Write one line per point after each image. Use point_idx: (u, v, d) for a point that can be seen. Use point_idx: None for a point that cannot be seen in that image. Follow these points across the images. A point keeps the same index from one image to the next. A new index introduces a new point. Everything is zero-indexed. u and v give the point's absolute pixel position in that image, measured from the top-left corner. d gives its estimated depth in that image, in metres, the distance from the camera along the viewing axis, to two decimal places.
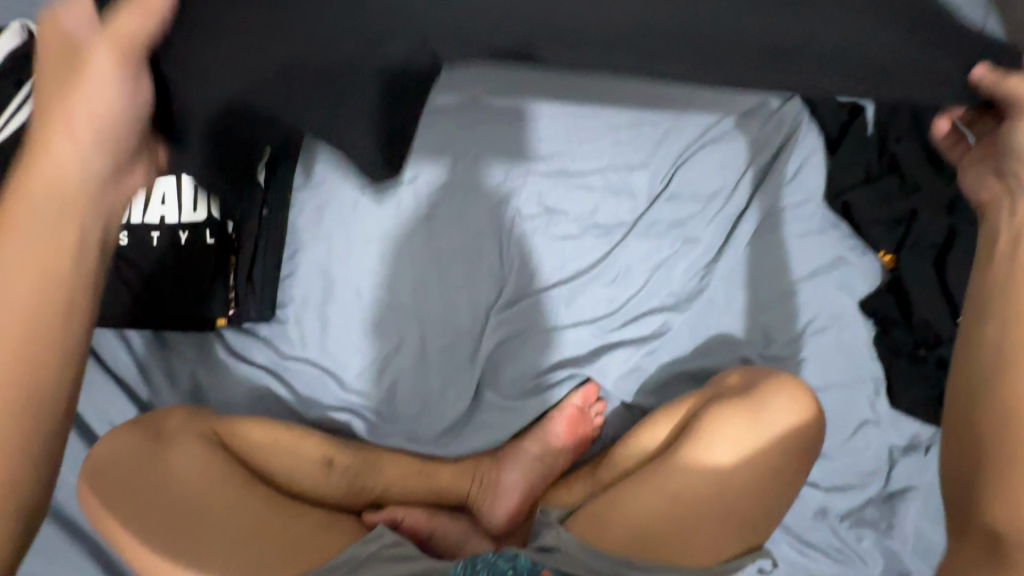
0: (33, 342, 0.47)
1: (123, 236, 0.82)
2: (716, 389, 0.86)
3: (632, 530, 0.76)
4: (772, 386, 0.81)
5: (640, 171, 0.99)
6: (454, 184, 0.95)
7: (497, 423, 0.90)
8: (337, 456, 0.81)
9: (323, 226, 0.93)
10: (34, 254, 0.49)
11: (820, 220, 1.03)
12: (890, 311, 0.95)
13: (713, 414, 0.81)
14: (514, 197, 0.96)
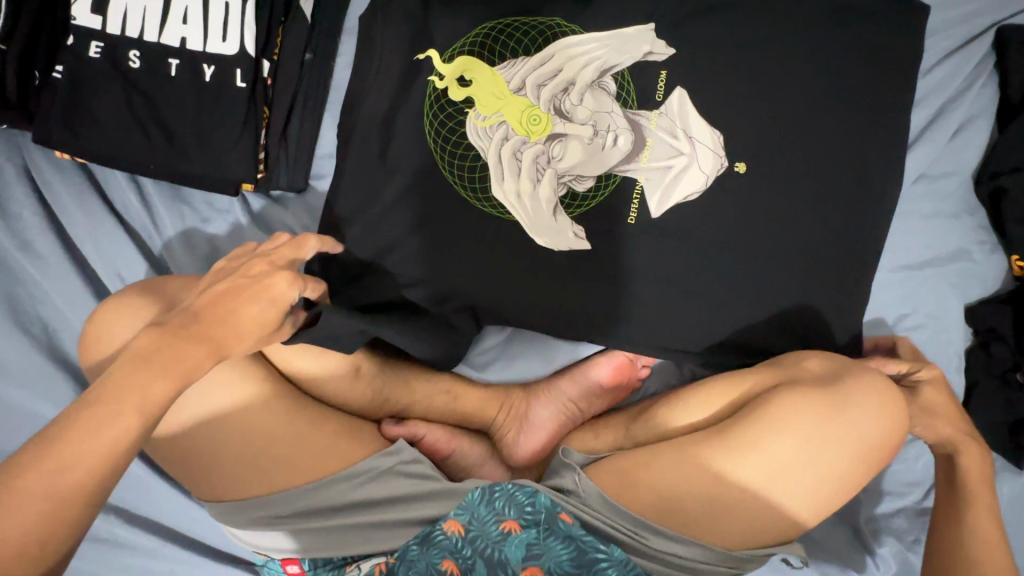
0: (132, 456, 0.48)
1: (133, 54, 0.65)
2: (791, 371, 0.72)
3: (661, 500, 0.69)
4: (854, 377, 0.69)
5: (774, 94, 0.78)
6: (541, 71, 0.77)
7: (535, 357, 0.84)
8: (364, 365, 0.74)
9: (374, 89, 0.75)
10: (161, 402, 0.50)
11: (957, 204, 0.86)
12: (1001, 324, 0.83)
13: (781, 395, 0.69)
14: (610, 102, 0.78)
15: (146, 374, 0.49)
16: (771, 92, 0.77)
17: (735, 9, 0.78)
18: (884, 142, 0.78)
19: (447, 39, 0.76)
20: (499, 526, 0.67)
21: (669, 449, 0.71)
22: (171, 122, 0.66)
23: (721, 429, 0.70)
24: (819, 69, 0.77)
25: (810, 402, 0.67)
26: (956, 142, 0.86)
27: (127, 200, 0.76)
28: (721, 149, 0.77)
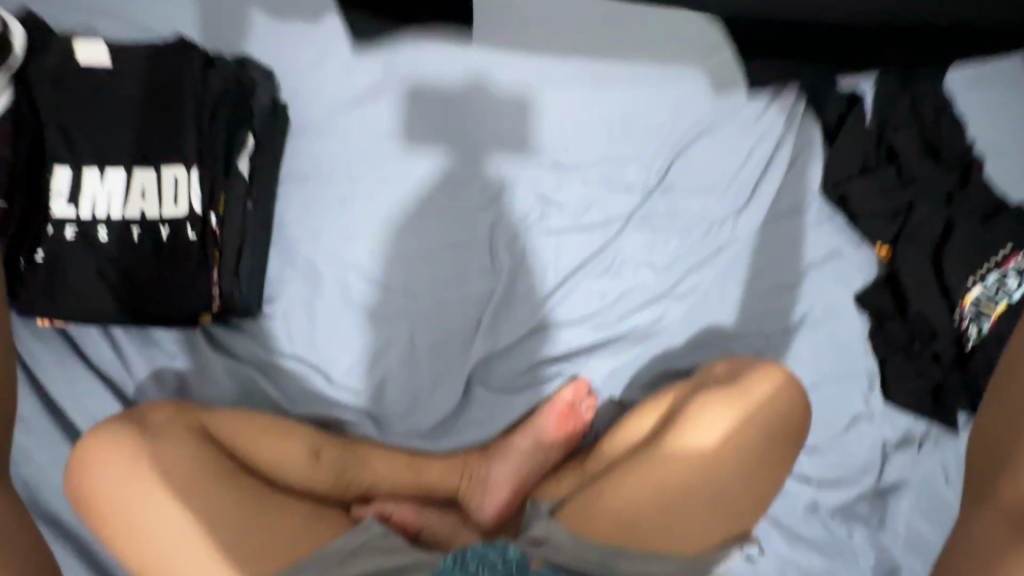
0: None
1: (101, 230, 0.77)
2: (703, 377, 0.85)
3: (620, 520, 0.74)
4: (751, 368, 0.81)
5: (633, 165, 0.99)
6: (449, 218, 0.93)
7: (488, 419, 0.89)
8: (324, 450, 0.81)
9: (318, 217, 0.92)
10: None
11: (817, 213, 1.01)
12: (886, 304, 0.94)
13: (697, 402, 0.79)
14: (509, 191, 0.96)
15: None
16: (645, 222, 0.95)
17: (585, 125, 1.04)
18: (722, 202, 1.00)
19: (365, 207, 0.93)
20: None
21: (617, 473, 0.78)
22: (135, 277, 0.77)
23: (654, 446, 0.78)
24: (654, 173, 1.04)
25: (719, 399, 0.78)
26: (799, 166, 1.03)
27: (102, 351, 0.86)
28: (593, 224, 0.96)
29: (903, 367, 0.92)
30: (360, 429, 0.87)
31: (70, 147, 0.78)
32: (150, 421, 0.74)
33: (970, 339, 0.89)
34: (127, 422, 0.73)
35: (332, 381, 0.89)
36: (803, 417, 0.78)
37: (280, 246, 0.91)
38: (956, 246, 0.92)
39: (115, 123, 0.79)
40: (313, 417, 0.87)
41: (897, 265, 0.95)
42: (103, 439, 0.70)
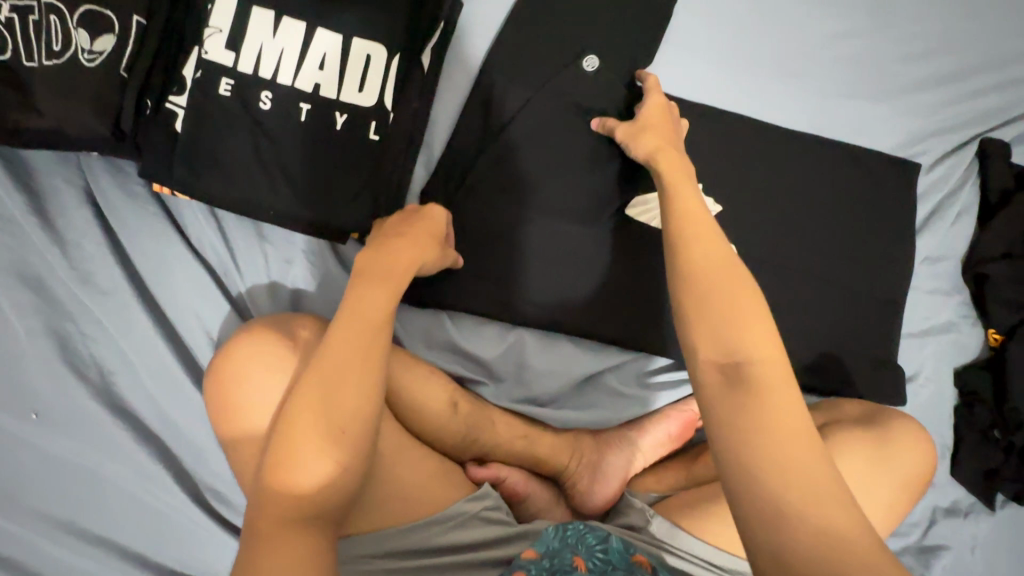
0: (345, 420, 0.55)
1: (264, 94, 0.60)
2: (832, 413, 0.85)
3: (733, 527, 0.77)
4: (891, 421, 0.82)
5: (796, 192, 0.98)
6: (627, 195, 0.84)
7: (608, 407, 0.85)
8: (458, 398, 0.76)
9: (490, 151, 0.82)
10: (341, 387, 0.56)
11: (949, 282, 1.02)
12: (982, 388, 0.99)
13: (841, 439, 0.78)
14: None
15: (335, 366, 0.56)
16: (788, 255, 0.96)
17: (766, 129, 0.97)
18: (872, 243, 0.98)
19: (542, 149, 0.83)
20: (570, 560, 0.68)
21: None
22: (296, 168, 0.62)
23: None
24: (825, 202, 0.98)
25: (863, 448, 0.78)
26: (951, 231, 1.02)
27: (205, 235, 0.71)
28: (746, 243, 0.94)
29: (975, 447, 0.99)
30: (479, 385, 0.81)
31: None
32: (300, 338, 0.63)
33: None
34: (272, 324, 0.64)
35: (459, 328, 0.81)
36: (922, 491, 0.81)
37: (443, 176, 0.83)
38: None
39: None
40: (437, 362, 0.80)
41: (1007, 354, 0.98)
42: (255, 331, 0.63)
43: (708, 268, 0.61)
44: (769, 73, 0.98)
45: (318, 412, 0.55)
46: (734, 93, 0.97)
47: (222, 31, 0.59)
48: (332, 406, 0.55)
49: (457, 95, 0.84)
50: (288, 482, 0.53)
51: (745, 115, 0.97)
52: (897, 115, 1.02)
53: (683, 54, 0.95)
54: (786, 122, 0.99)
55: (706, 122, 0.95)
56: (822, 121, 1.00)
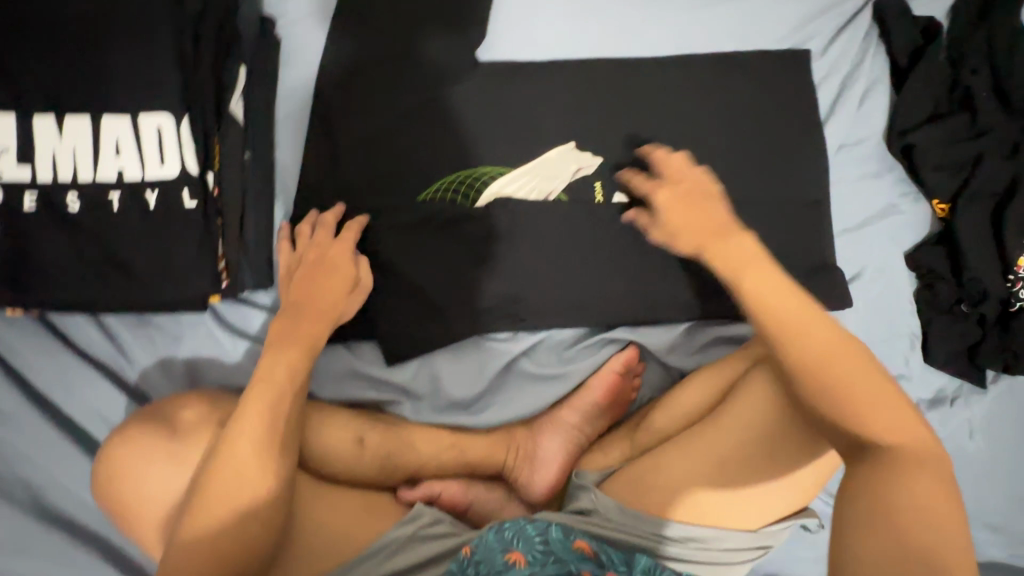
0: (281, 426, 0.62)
1: (71, 197, 0.61)
2: (768, 350, 0.80)
3: (679, 499, 0.74)
4: None
5: (684, 115, 0.91)
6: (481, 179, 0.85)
7: (531, 393, 0.84)
8: (366, 434, 0.77)
9: (346, 177, 0.82)
10: (269, 399, 0.63)
11: (876, 163, 0.95)
12: (938, 264, 0.92)
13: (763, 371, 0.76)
14: (562, 174, 0.87)
15: (267, 381, 0.64)
16: None
17: (634, 63, 0.92)
18: (780, 148, 0.92)
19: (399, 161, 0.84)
20: (505, 556, 0.66)
21: (675, 448, 0.78)
22: (126, 255, 0.63)
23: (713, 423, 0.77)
24: (719, 119, 0.92)
25: None
26: (864, 109, 0.94)
27: (90, 336, 0.74)
28: (642, 184, 0.89)
29: (949, 328, 0.92)
30: (396, 405, 0.81)
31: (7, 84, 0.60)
32: (176, 422, 0.66)
33: (1018, 301, 0.89)
34: (146, 414, 0.68)
35: (362, 359, 0.81)
36: None
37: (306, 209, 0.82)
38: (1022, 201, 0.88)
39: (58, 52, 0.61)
40: (345, 399, 0.80)
41: (955, 223, 0.91)
42: (130, 426, 0.66)
43: (826, 352, 0.61)
44: (625, 7, 0.93)
45: (247, 422, 0.61)
46: (589, 37, 0.92)
47: (9, 149, 0.60)
48: (271, 419, 0.62)
49: (299, 129, 0.84)
50: (230, 489, 0.58)
51: (608, 55, 0.92)
52: (773, 5, 0.94)
53: (528, 13, 0.91)
54: (656, 50, 0.93)
55: (568, 73, 0.90)
56: (692, 38, 0.94)
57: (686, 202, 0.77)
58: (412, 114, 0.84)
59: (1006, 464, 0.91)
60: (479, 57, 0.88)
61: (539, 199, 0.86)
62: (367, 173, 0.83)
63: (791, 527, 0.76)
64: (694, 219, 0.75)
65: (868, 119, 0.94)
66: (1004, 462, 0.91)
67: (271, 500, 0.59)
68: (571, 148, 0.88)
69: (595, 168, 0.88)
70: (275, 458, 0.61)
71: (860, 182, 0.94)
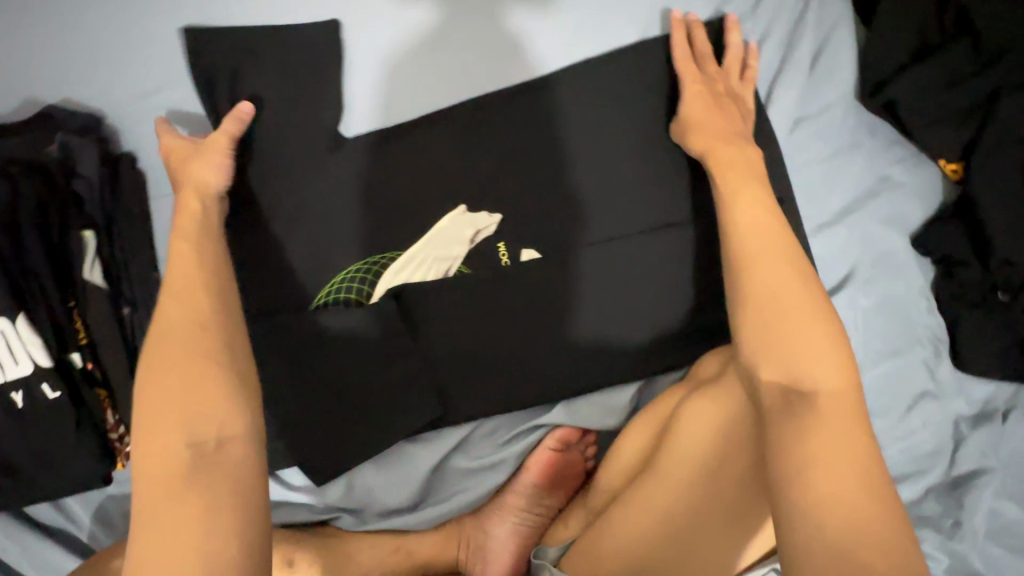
0: (207, 366, 0.51)
1: None
2: (693, 379, 0.73)
3: (627, 545, 0.65)
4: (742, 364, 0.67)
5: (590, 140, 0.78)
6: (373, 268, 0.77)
7: (470, 484, 0.77)
8: (297, 556, 0.73)
9: None
10: (180, 351, 0.51)
11: (851, 130, 0.74)
12: (954, 245, 0.71)
13: (689, 413, 0.67)
14: (460, 240, 0.77)
15: (172, 333, 0.53)
16: (612, 219, 0.77)
17: (523, 93, 0.79)
18: None
19: (282, 269, 0.78)
20: None
21: (623, 499, 0.67)
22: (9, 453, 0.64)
23: (654, 470, 0.67)
24: (630, 137, 0.78)
25: (716, 413, 0.65)
26: (819, 70, 0.74)
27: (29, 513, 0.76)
28: (553, 232, 0.77)
29: (988, 323, 0.71)
30: (338, 519, 0.77)
31: None
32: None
33: None
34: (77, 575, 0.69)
35: (290, 483, 0.78)
36: None
37: None
38: None
39: None
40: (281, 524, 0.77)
41: (972, 187, 0.69)
42: None
43: (778, 289, 0.56)
44: (500, 30, 0.80)
45: (170, 375, 0.50)
46: (466, 75, 0.80)
47: None
48: (174, 367, 0.51)
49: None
50: (166, 445, 0.47)
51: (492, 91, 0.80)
52: None
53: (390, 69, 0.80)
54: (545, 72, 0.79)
55: (449, 125, 0.79)
56: (587, 45, 0.80)
57: (712, 107, 0.71)
58: (285, 218, 0.78)
59: None
60: (345, 133, 0.79)
61: (438, 276, 0.76)
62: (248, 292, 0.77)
63: (773, 574, 0.63)
64: (711, 122, 0.70)
65: (830, 79, 0.74)
66: None
67: (237, 436, 0.49)
68: (464, 212, 0.77)
69: (494, 227, 0.77)
70: (222, 396, 0.50)
71: (835, 159, 0.74)
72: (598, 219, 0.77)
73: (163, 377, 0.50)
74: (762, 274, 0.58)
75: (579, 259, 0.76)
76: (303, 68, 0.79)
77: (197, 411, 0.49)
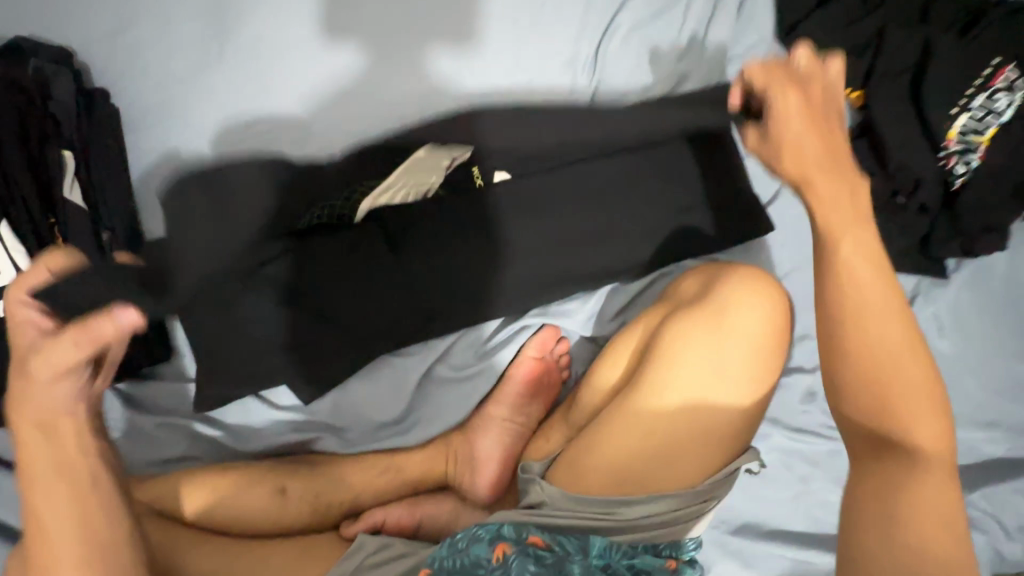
0: (78, 518, 0.53)
1: None
2: (674, 299, 0.76)
3: (611, 468, 0.70)
4: (723, 279, 0.71)
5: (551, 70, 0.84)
6: (352, 193, 0.79)
7: (454, 396, 0.81)
8: (289, 484, 0.74)
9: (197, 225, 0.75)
10: (53, 488, 0.53)
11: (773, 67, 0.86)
12: (863, 159, 0.84)
13: (675, 328, 0.70)
14: (429, 165, 0.80)
15: (42, 485, 0.53)
16: (581, 142, 0.82)
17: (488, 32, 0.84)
18: (660, 81, 0.85)
19: (253, 193, 0.78)
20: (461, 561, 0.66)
21: (603, 423, 0.71)
22: None
23: (633, 389, 0.70)
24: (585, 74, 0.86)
25: (695, 323, 0.69)
26: (743, 16, 0.86)
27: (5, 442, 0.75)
28: (524, 156, 0.82)
29: (902, 224, 0.83)
30: (321, 441, 0.80)
31: None
32: None
33: (958, 179, 0.82)
34: None
35: (275, 404, 0.79)
36: (788, 326, 0.70)
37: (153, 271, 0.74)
38: (939, 68, 0.80)
39: None
40: (269, 448, 0.79)
41: (872, 110, 0.82)
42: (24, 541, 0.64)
43: (864, 298, 0.54)
44: None
45: (53, 527, 0.53)
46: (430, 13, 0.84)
47: None
48: (56, 503, 0.53)
49: (155, 197, 0.78)
50: None
51: (456, 30, 0.84)
52: None
53: (297, 83, 0.81)
54: (508, 18, 0.85)
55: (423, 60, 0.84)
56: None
57: (807, 92, 0.54)
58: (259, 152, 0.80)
59: (983, 355, 0.84)
60: (318, 70, 0.82)
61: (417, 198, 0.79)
62: (222, 218, 0.76)
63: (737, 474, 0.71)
64: (798, 95, 0.55)
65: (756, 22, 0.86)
66: (981, 353, 0.84)
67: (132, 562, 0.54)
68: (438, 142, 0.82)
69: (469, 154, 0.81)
70: (108, 540, 0.54)
71: None
72: (558, 148, 0.82)
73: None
74: (854, 283, 0.54)
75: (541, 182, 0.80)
76: (261, 17, 0.81)
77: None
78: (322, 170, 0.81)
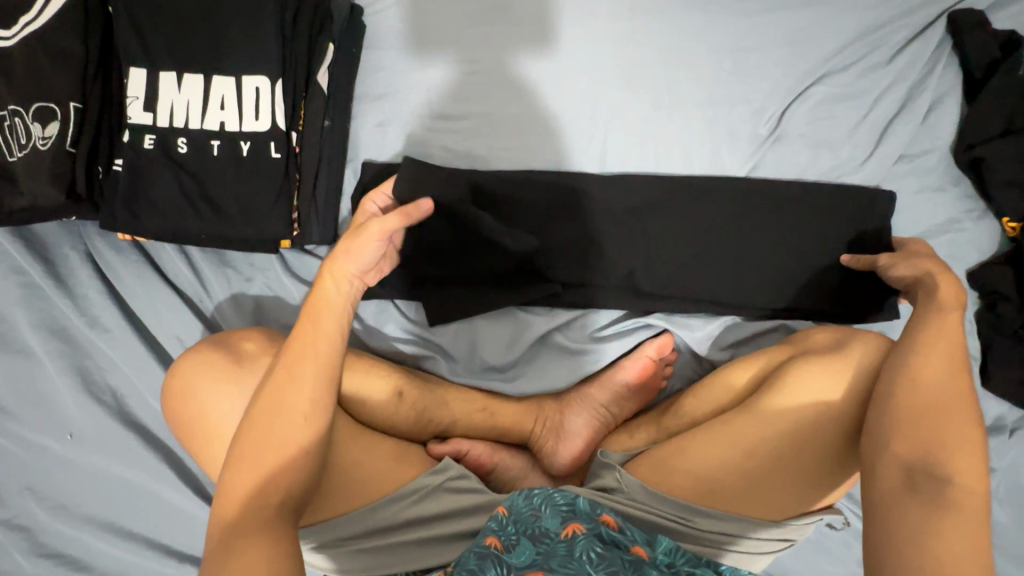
0: (308, 415, 0.63)
1: (181, 141, 0.78)
2: (802, 345, 0.80)
3: (697, 477, 0.73)
4: (855, 338, 0.75)
5: (742, 109, 0.89)
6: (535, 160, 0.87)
7: (562, 366, 0.87)
8: (406, 389, 0.81)
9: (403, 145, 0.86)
10: (306, 375, 0.64)
11: (940, 177, 0.92)
12: (1003, 285, 0.88)
13: (800, 368, 0.74)
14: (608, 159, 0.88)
15: (302, 367, 0.65)
16: (748, 185, 0.89)
17: (700, 53, 0.89)
18: (839, 152, 0.90)
19: (452, 129, 0.86)
20: (534, 518, 0.67)
21: (703, 433, 0.76)
22: (215, 195, 0.78)
23: (742, 413, 0.75)
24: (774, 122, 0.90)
25: (822, 370, 0.73)
26: (929, 122, 0.91)
27: (177, 268, 0.85)
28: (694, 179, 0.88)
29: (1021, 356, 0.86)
30: (433, 363, 0.87)
31: (149, 54, 0.78)
32: (241, 351, 0.73)
33: None
34: (218, 341, 0.74)
35: (407, 316, 0.88)
36: None
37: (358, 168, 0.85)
38: None
39: (194, 35, 0.78)
40: (390, 352, 0.88)
41: None
42: (197, 348, 0.73)
43: (935, 395, 0.60)
44: None
45: (288, 402, 0.63)
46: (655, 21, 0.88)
47: (139, 97, 0.78)
48: (300, 399, 0.63)
49: (370, 105, 0.86)
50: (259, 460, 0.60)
51: (672, 43, 0.88)
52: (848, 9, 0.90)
53: (445, 72, 0.86)
54: (722, 48, 0.89)
55: (634, 60, 0.88)
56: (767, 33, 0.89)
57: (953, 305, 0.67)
58: (449, 99, 0.86)
59: None
60: (541, 39, 0.87)
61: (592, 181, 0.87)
62: (424, 143, 0.86)
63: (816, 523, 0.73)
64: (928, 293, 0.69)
65: (936, 131, 0.91)
66: None
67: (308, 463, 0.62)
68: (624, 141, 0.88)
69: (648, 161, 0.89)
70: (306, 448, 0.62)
71: (921, 194, 0.91)
72: (724, 183, 0.88)
73: (265, 451, 0.61)
74: (937, 387, 0.61)
75: (702, 209, 0.88)
76: None
77: (277, 450, 0.61)
78: (513, 127, 0.87)
